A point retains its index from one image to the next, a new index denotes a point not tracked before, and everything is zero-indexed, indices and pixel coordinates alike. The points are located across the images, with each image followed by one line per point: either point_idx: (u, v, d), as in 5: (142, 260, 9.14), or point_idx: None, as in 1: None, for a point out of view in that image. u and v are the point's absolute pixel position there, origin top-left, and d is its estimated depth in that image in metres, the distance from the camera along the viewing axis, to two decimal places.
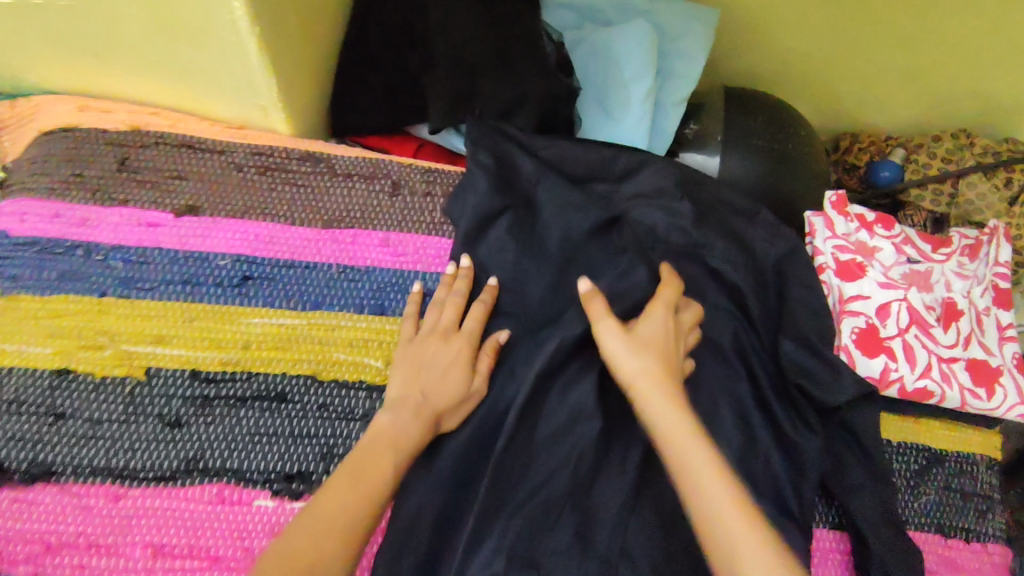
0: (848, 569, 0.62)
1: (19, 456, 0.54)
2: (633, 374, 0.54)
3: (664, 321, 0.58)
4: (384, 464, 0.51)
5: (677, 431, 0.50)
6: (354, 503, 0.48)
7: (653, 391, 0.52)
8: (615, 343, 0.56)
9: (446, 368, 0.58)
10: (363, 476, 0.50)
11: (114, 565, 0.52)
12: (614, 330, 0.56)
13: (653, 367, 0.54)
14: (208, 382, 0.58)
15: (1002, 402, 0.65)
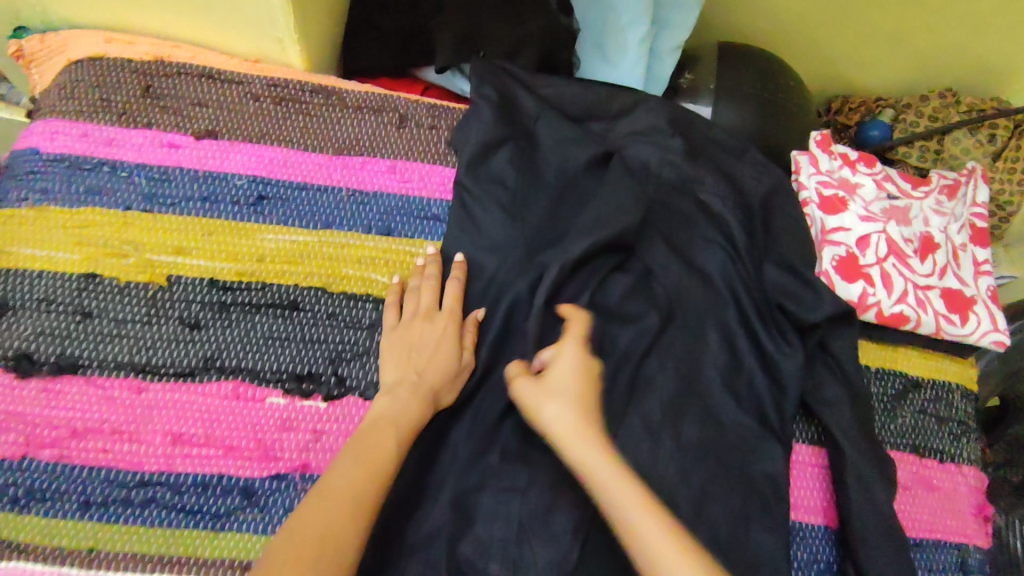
0: (825, 481, 0.66)
1: (48, 349, 0.58)
2: (552, 428, 0.51)
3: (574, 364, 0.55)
4: (386, 448, 0.52)
5: (610, 484, 0.47)
6: (359, 485, 0.48)
7: (573, 442, 0.50)
8: (531, 396, 0.53)
9: (436, 347, 0.60)
10: (369, 459, 0.50)
11: (137, 450, 0.57)
12: (528, 381, 0.54)
13: (572, 414, 0.51)
14: (224, 290, 0.62)
15: (976, 329, 0.69)
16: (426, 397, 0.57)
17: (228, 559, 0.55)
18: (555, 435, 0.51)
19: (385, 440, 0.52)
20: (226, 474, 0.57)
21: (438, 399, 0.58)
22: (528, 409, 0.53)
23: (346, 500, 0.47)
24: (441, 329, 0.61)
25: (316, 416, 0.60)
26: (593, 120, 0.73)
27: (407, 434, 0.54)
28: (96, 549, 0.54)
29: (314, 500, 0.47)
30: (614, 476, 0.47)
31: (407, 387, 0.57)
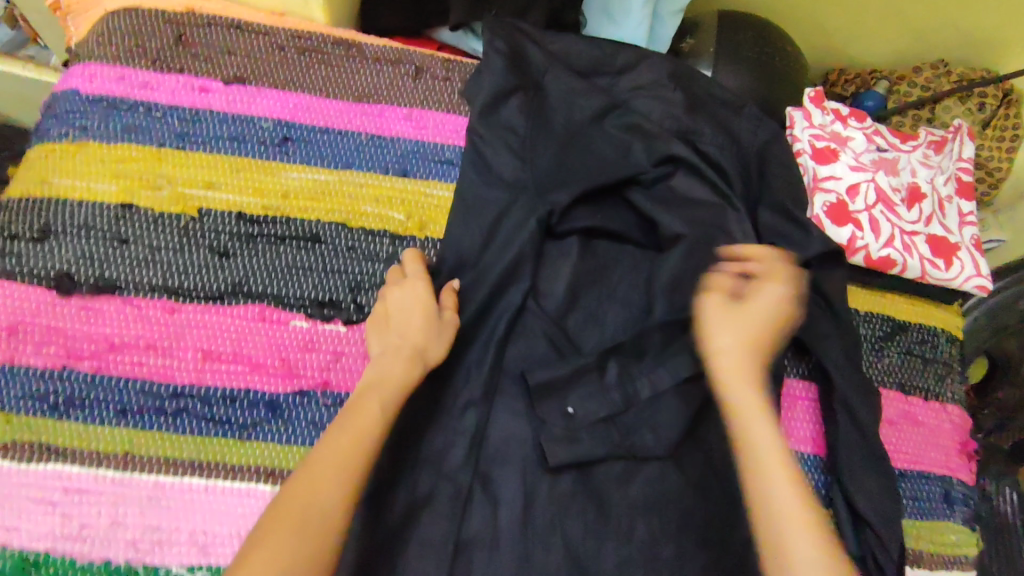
0: (815, 414, 0.70)
1: (87, 271, 0.62)
2: (731, 378, 0.54)
3: (781, 295, 0.59)
4: (371, 421, 0.52)
5: (763, 457, 0.50)
6: (342, 462, 0.48)
7: (741, 389, 0.53)
8: (721, 336, 0.56)
9: (415, 308, 0.61)
10: (353, 433, 0.51)
11: (170, 364, 0.61)
12: (720, 312, 0.58)
13: (751, 360, 0.55)
14: (252, 222, 0.66)
15: (960, 273, 0.73)
16: (414, 354, 0.58)
17: (254, 465, 0.59)
18: (722, 372, 0.54)
19: (371, 415, 0.52)
20: (252, 389, 0.61)
21: (429, 354, 0.59)
22: (713, 350, 0.56)
23: (329, 481, 0.47)
24: (413, 288, 0.62)
25: (336, 339, 0.64)
26: (599, 75, 0.77)
27: (397, 397, 0.54)
28: (131, 453, 0.58)
29: (302, 469, 0.48)
30: (766, 441, 0.50)
31: (388, 350, 0.58)
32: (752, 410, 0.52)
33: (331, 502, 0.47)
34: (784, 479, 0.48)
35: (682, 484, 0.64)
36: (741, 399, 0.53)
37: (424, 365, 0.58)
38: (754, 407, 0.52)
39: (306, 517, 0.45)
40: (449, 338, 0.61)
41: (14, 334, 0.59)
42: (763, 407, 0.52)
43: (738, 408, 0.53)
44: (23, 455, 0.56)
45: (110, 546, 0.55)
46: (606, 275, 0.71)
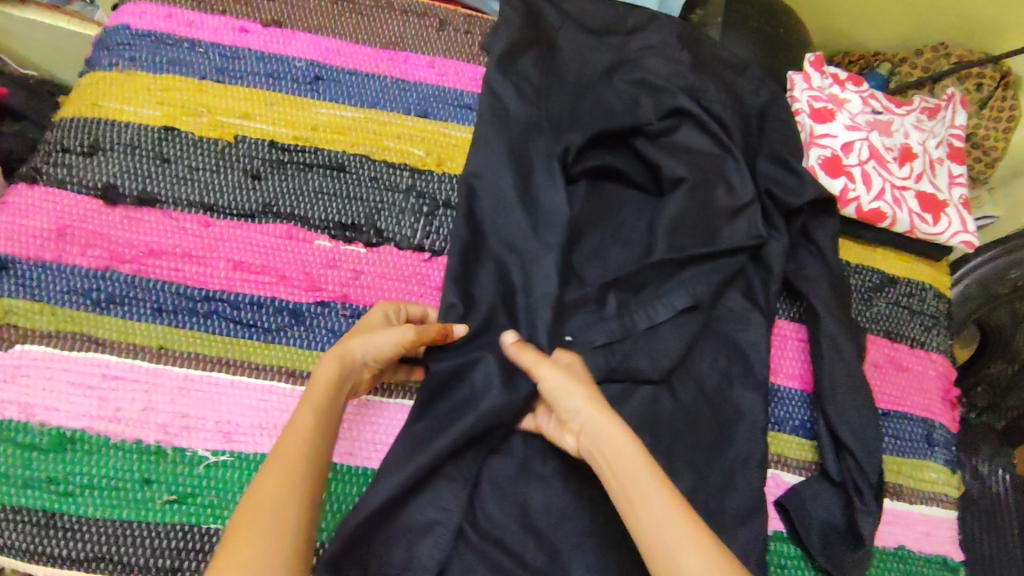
0: (803, 351, 0.74)
1: (130, 185, 0.67)
2: (582, 414, 0.55)
3: (576, 361, 0.62)
4: (307, 420, 0.52)
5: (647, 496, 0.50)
6: (288, 473, 0.49)
7: (594, 415, 0.55)
8: (558, 382, 0.57)
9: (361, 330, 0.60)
10: (298, 444, 0.51)
11: (203, 271, 0.66)
12: (553, 368, 0.58)
13: (598, 397, 0.56)
14: (283, 150, 0.71)
15: (947, 228, 0.77)
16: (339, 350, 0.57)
17: (276, 366, 0.64)
18: (574, 407, 0.56)
19: (305, 412, 0.53)
20: (277, 298, 0.66)
21: (362, 354, 0.58)
22: (558, 394, 0.57)
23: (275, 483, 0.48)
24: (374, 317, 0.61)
25: (357, 259, 0.69)
26: (611, 34, 0.82)
27: (323, 400, 0.54)
28: (164, 348, 0.63)
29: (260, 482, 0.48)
30: (629, 456, 0.52)
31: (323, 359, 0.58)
32: (615, 431, 0.54)
33: (283, 496, 0.47)
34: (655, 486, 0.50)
35: (675, 408, 0.68)
36: (601, 422, 0.54)
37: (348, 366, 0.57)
38: (611, 428, 0.54)
39: (262, 513, 0.46)
40: (379, 342, 0.58)
41: (62, 236, 0.64)
42: (629, 439, 0.53)
43: (602, 438, 0.54)
44: (67, 343, 0.61)
45: (141, 429, 0.60)
46: (611, 216, 0.76)
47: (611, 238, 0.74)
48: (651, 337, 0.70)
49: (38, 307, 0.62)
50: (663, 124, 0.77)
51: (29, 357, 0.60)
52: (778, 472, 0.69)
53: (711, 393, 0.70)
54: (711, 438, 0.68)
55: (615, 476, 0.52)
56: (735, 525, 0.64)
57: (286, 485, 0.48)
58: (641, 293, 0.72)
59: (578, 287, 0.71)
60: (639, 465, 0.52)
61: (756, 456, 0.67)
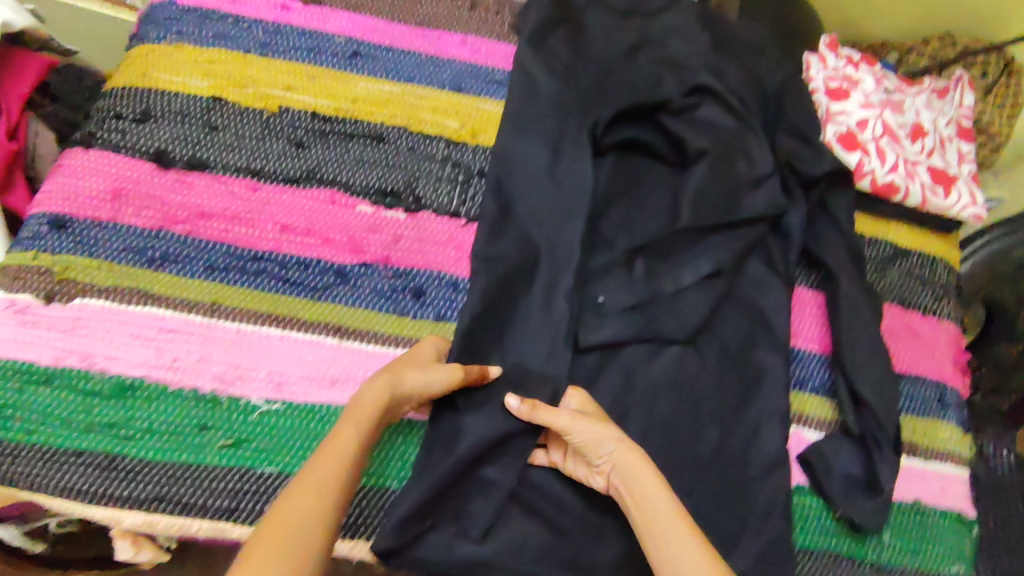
0: (821, 317, 0.77)
1: (181, 151, 0.70)
2: (613, 456, 0.59)
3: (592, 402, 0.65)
4: (348, 446, 0.54)
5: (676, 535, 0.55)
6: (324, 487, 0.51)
7: (628, 462, 0.59)
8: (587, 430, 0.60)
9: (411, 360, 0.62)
10: (336, 458, 0.53)
11: (253, 233, 0.69)
12: (577, 417, 0.60)
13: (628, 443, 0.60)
14: (325, 121, 0.74)
15: (957, 201, 0.81)
16: (390, 378, 0.58)
17: (324, 321, 0.67)
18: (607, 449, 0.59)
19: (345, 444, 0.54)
20: (323, 259, 0.69)
21: (411, 386, 0.59)
22: (587, 443, 0.60)
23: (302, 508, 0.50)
24: (422, 350, 0.63)
25: (397, 224, 0.72)
26: (635, 16, 0.85)
27: (370, 424, 0.56)
28: (217, 303, 0.65)
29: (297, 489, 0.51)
30: (666, 508, 0.57)
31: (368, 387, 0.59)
32: (647, 479, 0.58)
33: (313, 519, 0.50)
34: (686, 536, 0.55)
35: (701, 367, 0.72)
36: (635, 469, 0.58)
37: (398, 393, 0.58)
38: (646, 476, 0.58)
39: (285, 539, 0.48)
40: (433, 378, 0.60)
41: (117, 198, 0.67)
42: (658, 483, 0.58)
43: (634, 482, 0.58)
44: (124, 297, 0.64)
45: (197, 378, 0.62)
46: (637, 188, 0.79)
47: (638, 208, 0.78)
48: (677, 300, 0.73)
49: (96, 263, 0.65)
50: (687, 101, 0.80)
51: (89, 310, 0.63)
52: (799, 430, 0.72)
53: (735, 352, 0.73)
54: (735, 397, 0.71)
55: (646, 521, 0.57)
56: (759, 477, 0.68)
57: (317, 513, 0.50)
58: (667, 259, 0.75)
59: (606, 254, 0.74)
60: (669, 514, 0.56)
61: (780, 411, 0.70)
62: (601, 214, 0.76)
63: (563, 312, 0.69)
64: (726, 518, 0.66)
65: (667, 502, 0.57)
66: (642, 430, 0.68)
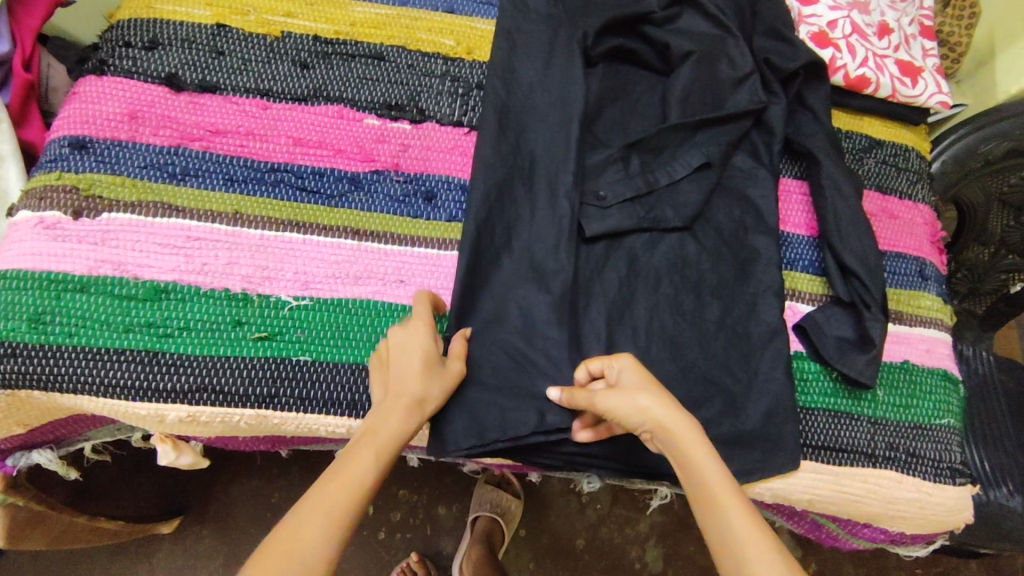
0: (806, 203, 0.82)
1: (191, 75, 0.73)
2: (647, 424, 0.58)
3: (628, 364, 0.62)
4: (360, 474, 0.54)
5: (723, 505, 0.54)
6: (331, 512, 0.51)
7: (665, 427, 0.57)
8: (618, 403, 0.59)
9: (414, 355, 0.60)
10: (344, 482, 0.53)
11: (267, 148, 0.72)
12: (614, 390, 0.59)
13: (664, 404, 0.58)
14: (327, 43, 0.78)
15: (924, 91, 0.86)
16: (413, 405, 0.59)
17: (342, 225, 0.70)
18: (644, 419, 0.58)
19: (359, 471, 0.54)
20: (337, 169, 0.72)
21: (421, 396, 0.59)
22: (620, 415, 0.59)
23: (308, 542, 0.50)
24: (416, 338, 0.61)
25: (403, 135, 0.75)
26: None
27: (388, 452, 0.57)
28: (239, 212, 0.68)
29: (306, 516, 0.51)
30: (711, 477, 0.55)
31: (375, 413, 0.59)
32: (689, 443, 0.57)
33: (315, 547, 0.50)
34: (733, 506, 0.54)
35: (699, 251, 0.76)
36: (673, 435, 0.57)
37: (420, 415, 0.60)
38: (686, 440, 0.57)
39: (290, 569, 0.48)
40: (445, 386, 0.62)
41: (135, 120, 0.70)
42: (703, 448, 0.57)
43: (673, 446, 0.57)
44: (148, 210, 0.67)
45: (227, 279, 0.65)
46: (625, 96, 0.83)
47: (629, 112, 0.82)
48: (671, 193, 0.77)
49: (120, 180, 0.67)
50: (667, 12, 0.84)
51: (116, 223, 0.66)
52: (793, 304, 0.77)
53: (729, 237, 0.77)
54: (733, 276, 0.76)
55: (693, 487, 0.56)
56: (760, 345, 0.73)
57: (321, 538, 0.50)
58: (659, 154, 0.79)
59: (603, 154, 0.78)
60: (716, 477, 0.55)
61: (776, 286, 0.75)
62: (594, 120, 0.80)
63: (566, 205, 0.73)
64: (731, 380, 0.71)
65: (712, 463, 0.56)
66: (649, 311, 0.73)
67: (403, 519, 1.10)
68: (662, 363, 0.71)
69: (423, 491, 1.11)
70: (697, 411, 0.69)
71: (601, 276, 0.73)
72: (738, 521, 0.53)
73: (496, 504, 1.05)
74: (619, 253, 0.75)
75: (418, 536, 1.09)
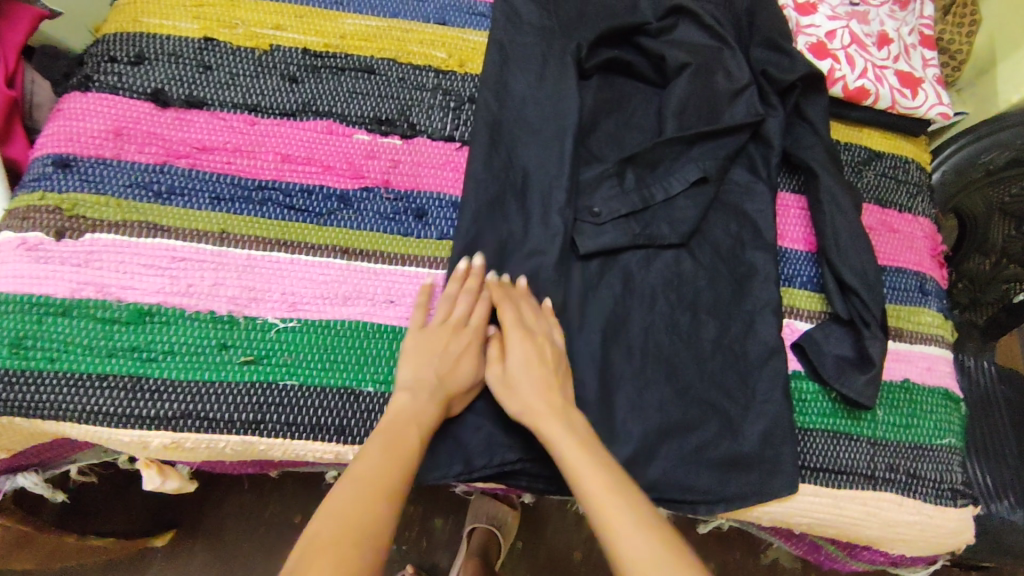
0: (804, 217, 0.80)
1: (177, 90, 0.72)
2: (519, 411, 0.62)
3: (514, 340, 0.64)
4: (410, 445, 0.57)
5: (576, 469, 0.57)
6: (386, 476, 0.54)
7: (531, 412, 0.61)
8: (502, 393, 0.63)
9: (461, 355, 0.64)
10: (397, 450, 0.56)
11: (255, 164, 0.70)
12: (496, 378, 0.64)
13: (521, 395, 0.62)
14: (316, 57, 0.76)
15: (925, 102, 0.85)
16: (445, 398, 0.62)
17: (331, 244, 0.69)
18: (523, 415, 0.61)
19: (410, 444, 0.57)
20: (326, 186, 0.71)
21: (456, 394, 0.63)
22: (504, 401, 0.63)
23: (370, 504, 0.52)
24: (468, 341, 0.65)
25: (394, 150, 0.74)
26: None
27: (427, 429, 0.59)
28: (226, 231, 0.67)
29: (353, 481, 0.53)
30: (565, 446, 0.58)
31: (413, 390, 0.61)
32: (546, 422, 0.60)
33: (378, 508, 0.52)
34: (599, 483, 0.55)
35: (695, 268, 0.75)
36: (550, 429, 0.59)
37: (447, 408, 0.63)
38: (560, 433, 0.59)
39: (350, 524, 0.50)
40: (472, 396, 0.65)
41: (120, 136, 0.69)
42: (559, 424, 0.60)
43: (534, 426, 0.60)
44: (132, 230, 0.65)
45: (212, 300, 0.64)
46: (621, 109, 0.81)
47: (625, 125, 0.81)
48: (666, 208, 0.76)
49: (104, 200, 0.66)
50: (662, 23, 0.82)
51: (100, 244, 0.64)
52: (791, 322, 0.75)
53: (726, 253, 0.76)
54: (730, 294, 0.74)
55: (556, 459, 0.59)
56: (757, 364, 0.71)
57: (378, 497, 0.53)
58: (655, 169, 0.78)
59: (598, 169, 0.77)
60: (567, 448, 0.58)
61: (774, 303, 0.73)
62: (589, 134, 0.79)
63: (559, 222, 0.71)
64: (727, 401, 0.70)
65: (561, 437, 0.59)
66: (644, 329, 0.71)
67: (400, 531, 1.09)
68: (657, 385, 0.69)
69: (419, 503, 1.10)
70: (692, 433, 0.68)
71: (595, 295, 0.72)
72: (597, 490, 0.55)
73: (493, 516, 1.03)
74: (614, 270, 0.74)
75: (414, 550, 1.08)
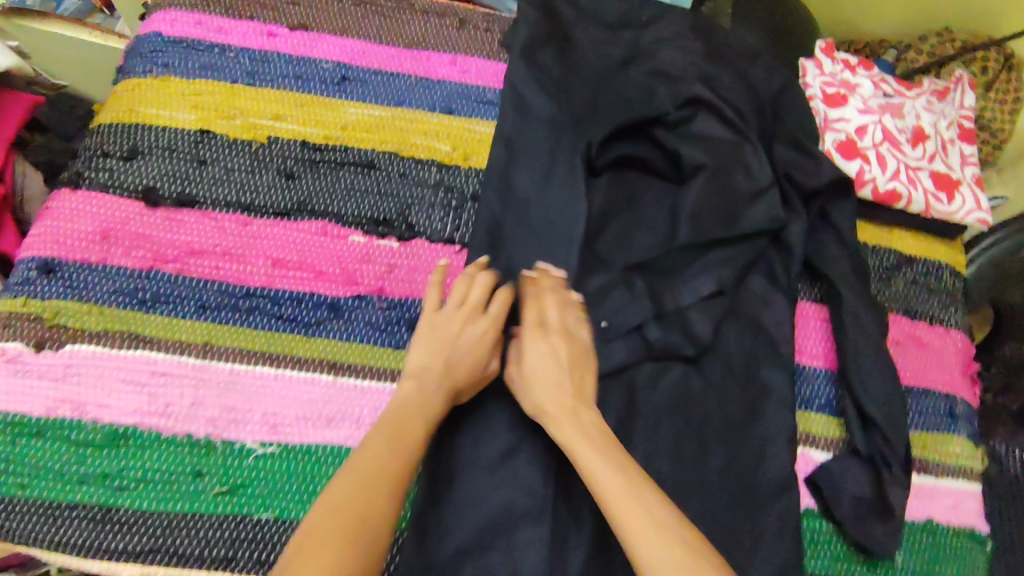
0: (825, 329, 0.75)
1: (169, 187, 0.69)
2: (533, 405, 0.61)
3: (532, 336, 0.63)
4: (415, 435, 0.55)
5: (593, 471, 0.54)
6: (380, 465, 0.52)
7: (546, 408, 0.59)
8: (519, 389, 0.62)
9: (476, 342, 0.62)
10: (395, 438, 0.54)
11: (244, 269, 0.67)
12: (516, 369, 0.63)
13: (534, 391, 0.61)
14: (315, 150, 0.73)
15: (961, 206, 0.80)
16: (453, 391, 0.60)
17: (318, 358, 0.66)
18: (539, 411, 0.60)
19: (415, 433, 0.55)
20: (316, 293, 0.68)
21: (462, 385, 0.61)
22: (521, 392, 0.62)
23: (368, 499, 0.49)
24: (484, 329, 0.63)
25: (390, 253, 0.71)
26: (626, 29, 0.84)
27: (433, 419, 0.57)
28: (209, 343, 0.64)
29: (348, 475, 0.51)
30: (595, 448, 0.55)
31: (420, 377, 0.59)
32: (565, 422, 0.58)
33: (372, 503, 0.49)
34: (620, 483, 0.52)
35: (704, 388, 0.71)
36: (560, 432, 0.58)
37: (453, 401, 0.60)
38: (573, 436, 0.57)
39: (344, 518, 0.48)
40: (484, 383, 0.63)
41: (107, 239, 0.66)
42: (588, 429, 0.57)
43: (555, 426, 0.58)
44: (113, 342, 0.63)
45: (190, 422, 0.61)
46: (634, 206, 0.77)
47: (638, 224, 0.77)
48: (675, 319, 0.71)
49: (86, 307, 0.64)
50: (680, 114, 0.77)
51: (79, 357, 0.62)
52: (807, 451, 0.70)
53: (740, 371, 0.71)
54: (742, 418, 0.70)
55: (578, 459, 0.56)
56: (768, 500, 0.66)
57: (377, 487, 0.50)
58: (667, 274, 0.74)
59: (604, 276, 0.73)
60: (586, 449, 0.55)
61: (789, 432, 0.68)
62: (597, 235, 0.75)
63: None
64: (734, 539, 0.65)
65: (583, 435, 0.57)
66: (647, 457, 0.67)
67: None
68: None
69: None
70: None
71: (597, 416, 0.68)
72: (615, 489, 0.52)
73: None
74: (618, 388, 0.69)
75: None
